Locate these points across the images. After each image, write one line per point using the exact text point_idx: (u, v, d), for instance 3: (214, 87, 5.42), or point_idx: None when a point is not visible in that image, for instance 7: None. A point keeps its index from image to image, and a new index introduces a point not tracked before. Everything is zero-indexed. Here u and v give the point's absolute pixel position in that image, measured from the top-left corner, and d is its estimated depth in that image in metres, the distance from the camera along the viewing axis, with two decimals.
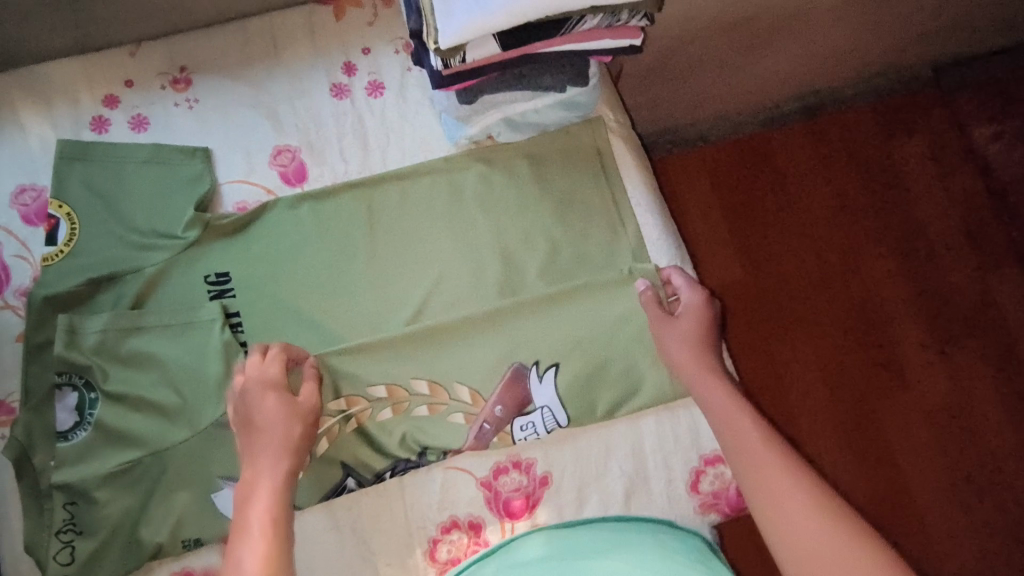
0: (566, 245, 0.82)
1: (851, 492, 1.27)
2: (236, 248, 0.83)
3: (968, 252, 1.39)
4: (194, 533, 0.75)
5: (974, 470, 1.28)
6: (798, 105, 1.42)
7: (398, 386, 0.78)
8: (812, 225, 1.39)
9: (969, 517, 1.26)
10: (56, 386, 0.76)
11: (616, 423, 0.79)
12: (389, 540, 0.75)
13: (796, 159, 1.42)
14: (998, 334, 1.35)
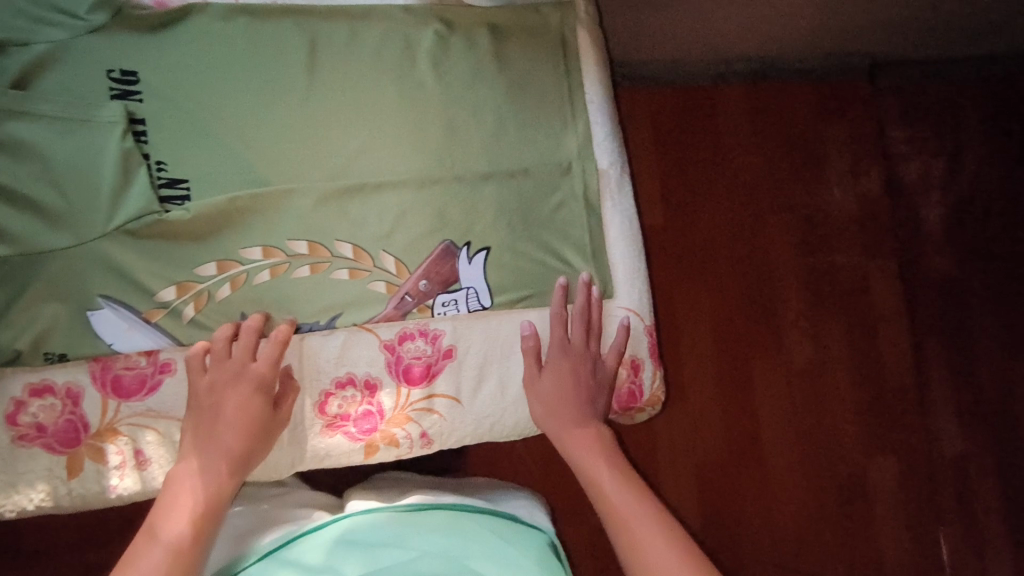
0: (514, 127, 0.80)
1: (714, 457, 1.38)
2: (150, 49, 0.73)
3: (868, 242, 1.47)
4: (60, 346, 0.68)
5: (817, 434, 1.42)
6: (740, 73, 1.44)
7: (320, 244, 0.75)
8: (731, 187, 1.45)
9: (809, 485, 1.41)
10: None
11: (528, 312, 0.77)
12: None
13: (731, 127, 1.45)
14: (866, 319, 1.46)
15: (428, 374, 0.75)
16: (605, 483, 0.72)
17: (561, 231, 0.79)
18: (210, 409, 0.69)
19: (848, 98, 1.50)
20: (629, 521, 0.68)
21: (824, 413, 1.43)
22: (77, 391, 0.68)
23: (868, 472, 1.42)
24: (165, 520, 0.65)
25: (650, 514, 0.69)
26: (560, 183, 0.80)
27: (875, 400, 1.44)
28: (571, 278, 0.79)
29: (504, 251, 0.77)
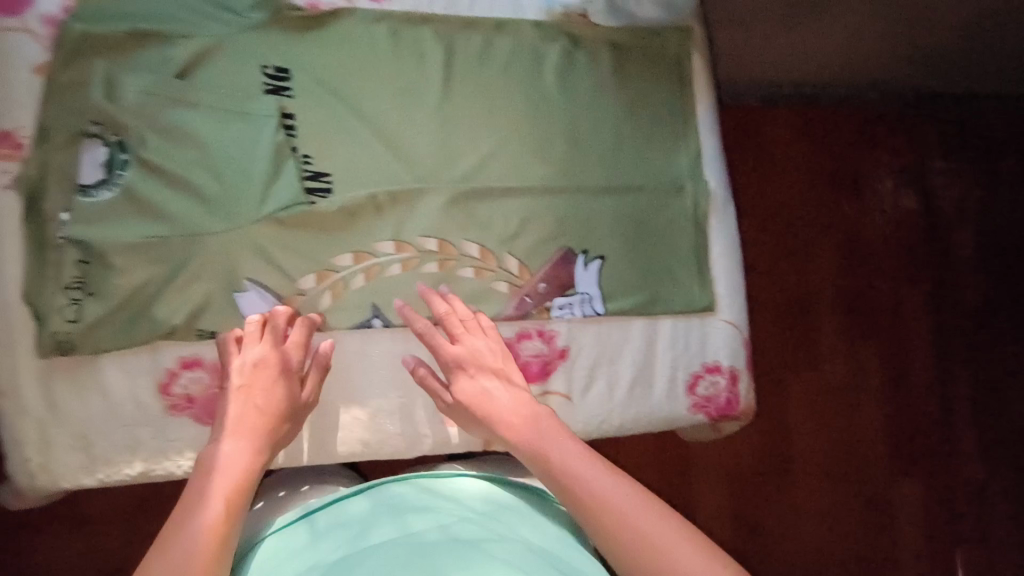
0: (629, 144, 0.85)
1: (746, 475, 1.26)
2: (301, 47, 0.76)
3: (968, 267, 1.35)
4: (210, 325, 0.73)
5: (854, 481, 1.28)
6: (852, 96, 1.30)
7: (449, 243, 0.79)
8: (791, 212, 1.32)
9: (844, 510, 1.28)
10: (88, 135, 0.69)
11: (636, 320, 0.83)
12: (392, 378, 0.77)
13: (835, 148, 1.35)
14: (931, 363, 1.33)
15: (472, 382, 0.72)
16: (589, 479, 0.62)
17: (670, 244, 0.84)
18: (217, 405, 0.67)
19: (965, 129, 1.39)
20: (600, 511, 0.60)
21: (872, 437, 1.30)
22: (223, 366, 0.73)
23: (900, 523, 1.29)
24: (196, 504, 0.58)
25: (621, 484, 0.62)
26: (671, 201, 0.85)
27: (909, 421, 1.31)
28: (676, 290, 0.84)
29: (616, 261, 0.83)
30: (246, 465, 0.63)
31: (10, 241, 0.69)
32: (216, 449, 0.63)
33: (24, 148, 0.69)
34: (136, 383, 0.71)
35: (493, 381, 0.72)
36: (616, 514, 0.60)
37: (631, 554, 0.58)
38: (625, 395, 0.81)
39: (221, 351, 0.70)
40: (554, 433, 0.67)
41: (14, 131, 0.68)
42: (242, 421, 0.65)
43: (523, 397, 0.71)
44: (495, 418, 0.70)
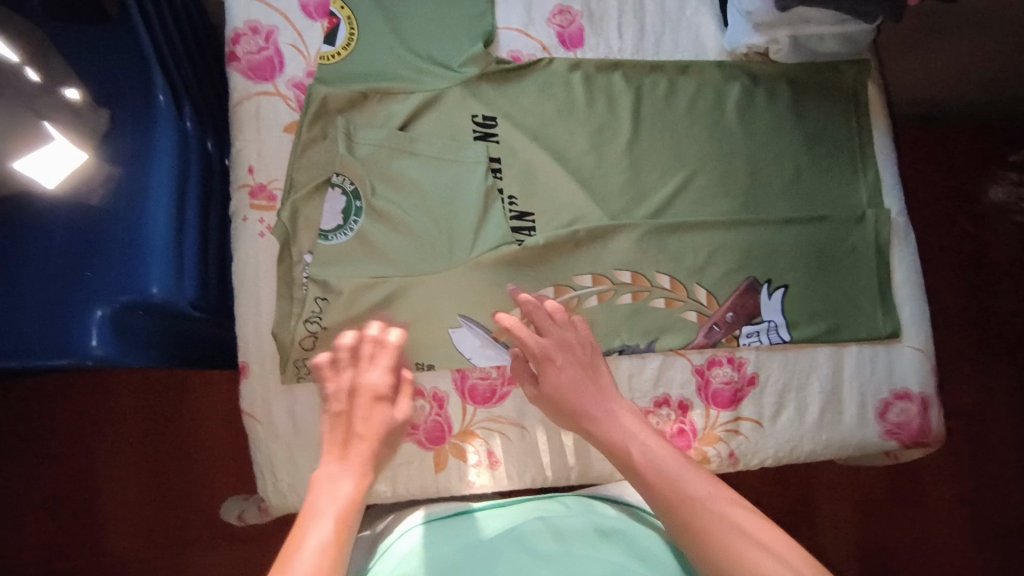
0: (809, 175, 0.87)
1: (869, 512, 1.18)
2: (507, 97, 0.82)
3: None
4: (429, 357, 0.78)
5: (996, 536, 1.18)
6: (976, 113, 1.24)
7: (642, 275, 0.82)
8: (959, 231, 1.25)
9: (975, 547, 1.18)
10: (329, 184, 0.77)
11: (822, 347, 0.85)
12: None
13: (961, 169, 1.27)
14: None
15: (560, 369, 0.72)
16: (678, 474, 0.63)
17: (854, 272, 0.86)
18: None
19: None
20: (677, 502, 0.61)
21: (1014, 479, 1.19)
22: (443, 395, 0.79)
23: None
24: (313, 518, 0.54)
25: (694, 481, 0.62)
26: (853, 230, 0.86)
27: None
28: (861, 318, 0.85)
29: (801, 290, 0.85)
30: (356, 495, 0.58)
31: (261, 281, 0.76)
32: (327, 476, 0.60)
33: (276, 199, 0.77)
34: None
35: (585, 384, 0.72)
36: (696, 509, 0.60)
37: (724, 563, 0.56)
38: (817, 419, 0.83)
39: (375, 386, 0.68)
40: (657, 453, 0.66)
41: (268, 184, 0.77)
42: (373, 458, 0.63)
43: (623, 418, 0.70)
44: (606, 439, 0.69)
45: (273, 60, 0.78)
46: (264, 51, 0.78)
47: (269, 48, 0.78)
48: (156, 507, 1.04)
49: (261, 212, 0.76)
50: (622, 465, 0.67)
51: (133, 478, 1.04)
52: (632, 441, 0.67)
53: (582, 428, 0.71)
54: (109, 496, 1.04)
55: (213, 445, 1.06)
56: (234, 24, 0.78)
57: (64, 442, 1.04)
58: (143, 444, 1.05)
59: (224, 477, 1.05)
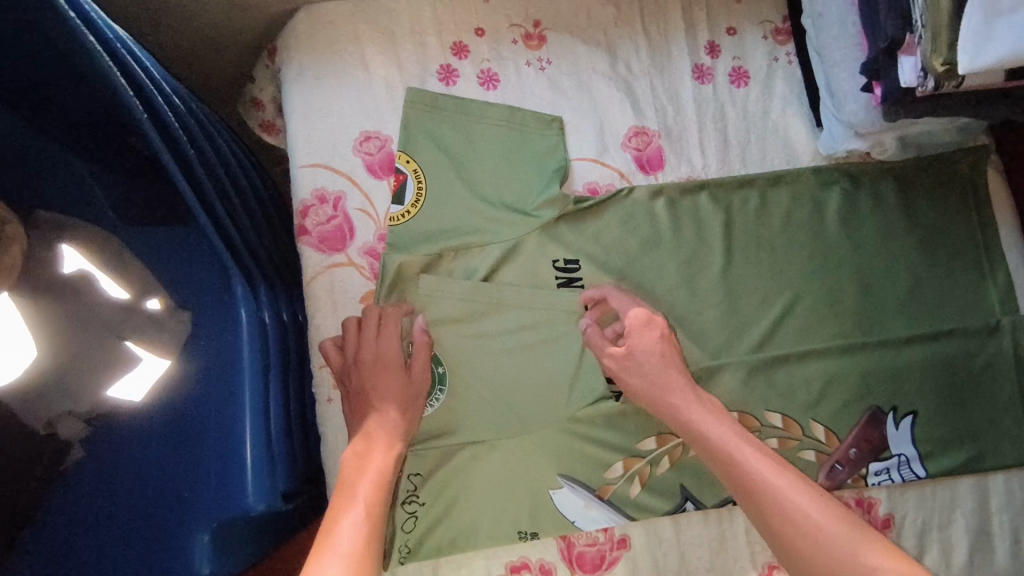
0: (929, 283, 0.78)
1: None
2: (587, 235, 0.77)
3: None
4: (532, 526, 0.73)
5: None
6: None
7: (750, 415, 0.75)
8: None
9: None
10: None
11: (964, 478, 0.76)
12: (708, 559, 0.75)
13: None
14: None
15: (651, 351, 0.71)
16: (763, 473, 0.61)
17: (992, 387, 0.76)
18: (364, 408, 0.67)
19: None
20: (763, 495, 0.60)
21: None
22: (549, 566, 0.73)
23: None
24: (346, 498, 0.59)
25: (795, 492, 0.59)
26: (987, 341, 0.77)
27: None
28: (1006, 441, 0.76)
29: (932, 416, 0.76)
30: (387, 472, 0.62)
31: None
32: (355, 455, 0.63)
33: None
34: None
35: (677, 381, 0.69)
36: (813, 539, 0.56)
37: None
38: (966, 560, 0.74)
39: (379, 354, 0.69)
40: (754, 456, 0.63)
41: None
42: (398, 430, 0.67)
43: (709, 409, 0.68)
44: (692, 433, 0.66)
45: (343, 228, 0.75)
46: (334, 220, 0.75)
47: (338, 216, 0.75)
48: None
49: None
50: (726, 470, 0.63)
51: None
52: (740, 449, 0.63)
53: (675, 423, 0.68)
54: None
55: None
56: (301, 194, 0.75)
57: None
58: None
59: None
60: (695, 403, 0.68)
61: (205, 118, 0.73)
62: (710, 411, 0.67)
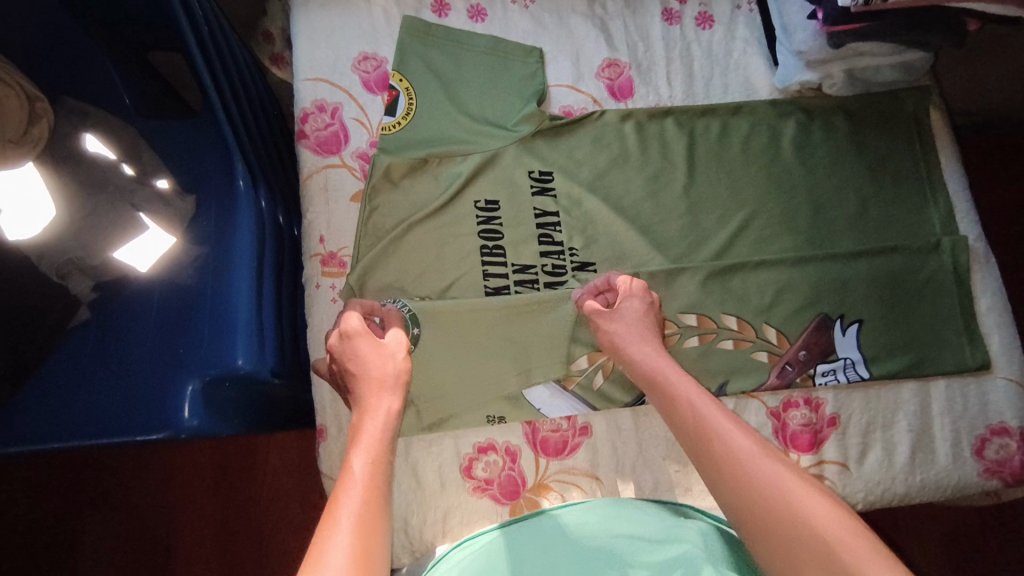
0: (875, 205, 0.85)
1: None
2: (561, 151, 0.84)
3: None
4: (499, 410, 0.79)
5: None
6: None
7: (707, 317, 0.81)
8: None
9: None
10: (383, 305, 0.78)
11: (906, 382, 0.82)
12: (663, 451, 0.80)
13: None
14: None
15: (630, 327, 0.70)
16: (697, 400, 0.58)
17: (930, 299, 0.82)
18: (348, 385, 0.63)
19: None
20: (695, 419, 0.57)
21: None
22: (515, 448, 0.79)
23: None
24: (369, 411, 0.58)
25: (729, 419, 0.56)
26: (928, 259, 0.83)
27: None
28: (946, 350, 0.81)
29: (877, 324, 0.81)
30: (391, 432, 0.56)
31: None
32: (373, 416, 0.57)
33: (346, 265, 0.81)
34: (442, 468, 0.78)
35: (642, 343, 0.69)
36: (738, 467, 0.50)
37: (764, 511, 0.47)
38: (908, 459, 0.79)
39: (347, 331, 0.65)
40: (691, 390, 0.60)
41: (339, 252, 0.81)
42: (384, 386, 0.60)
43: (664, 358, 0.66)
44: (646, 373, 0.65)
45: (339, 134, 0.83)
46: (331, 127, 0.83)
47: (335, 124, 0.83)
48: (232, 548, 1.05)
49: (332, 279, 0.80)
50: (681, 415, 0.58)
51: (204, 526, 1.05)
52: (710, 412, 0.56)
53: (658, 395, 0.63)
54: (182, 535, 1.05)
55: (279, 517, 1.06)
56: (302, 104, 0.83)
57: (124, 506, 1.04)
58: (202, 505, 1.06)
59: (291, 508, 1.06)
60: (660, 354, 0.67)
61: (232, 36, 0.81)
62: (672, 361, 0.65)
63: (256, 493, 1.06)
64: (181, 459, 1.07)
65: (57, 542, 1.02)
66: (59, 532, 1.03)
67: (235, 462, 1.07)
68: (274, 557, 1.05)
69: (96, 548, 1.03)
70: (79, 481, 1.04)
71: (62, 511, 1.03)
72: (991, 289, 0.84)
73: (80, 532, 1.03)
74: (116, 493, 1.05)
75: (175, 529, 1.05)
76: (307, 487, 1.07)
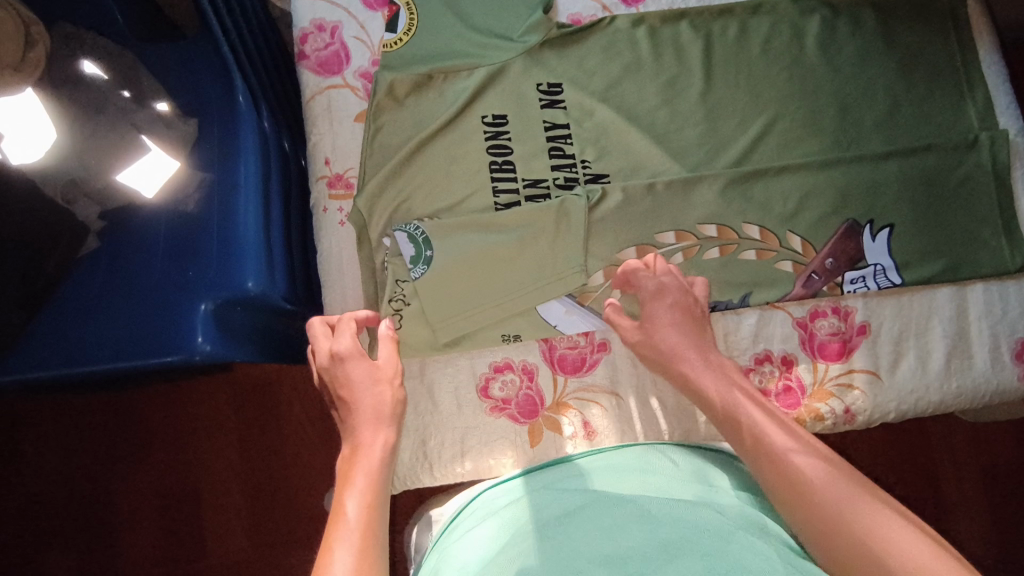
0: (906, 102, 0.80)
1: (1004, 495, 1.05)
2: (570, 60, 0.81)
3: None
4: (515, 328, 0.77)
5: None
6: None
7: (728, 227, 0.78)
8: None
9: None
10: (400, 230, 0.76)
11: (941, 287, 0.78)
12: None
13: None
14: None
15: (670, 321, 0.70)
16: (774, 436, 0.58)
17: (966, 199, 0.78)
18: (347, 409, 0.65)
19: None
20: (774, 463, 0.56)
21: None
22: (532, 367, 0.77)
23: None
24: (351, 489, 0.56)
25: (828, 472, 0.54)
26: (964, 156, 0.78)
27: None
28: (983, 253, 0.77)
29: (910, 228, 0.77)
30: (380, 465, 0.59)
31: (348, 269, 0.78)
32: (368, 447, 0.61)
33: (352, 187, 0.79)
34: (459, 389, 0.77)
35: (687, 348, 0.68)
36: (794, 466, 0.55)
37: (828, 521, 0.50)
38: (942, 367, 0.76)
39: (339, 352, 0.67)
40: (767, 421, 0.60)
41: (345, 173, 0.79)
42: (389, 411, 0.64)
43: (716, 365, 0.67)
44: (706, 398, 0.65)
45: (340, 53, 0.81)
46: (331, 47, 0.81)
47: (336, 43, 0.81)
48: (260, 494, 1.06)
49: (340, 202, 0.79)
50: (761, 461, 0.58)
51: (230, 473, 1.07)
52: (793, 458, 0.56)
53: (726, 425, 0.63)
54: (210, 475, 1.07)
55: (303, 457, 1.07)
56: (301, 24, 0.81)
57: (151, 457, 1.07)
58: (230, 445, 1.07)
59: (314, 453, 1.07)
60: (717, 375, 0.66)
61: None
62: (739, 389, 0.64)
63: (278, 441, 1.07)
64: (207, 401, 1.08)
65: (90, 493, 1.05)
66: (92, 483, 1.06)
67: (259, 402, 1.08)
68: (300, 502, 1.06)
69: (127, 498, 1.06)
70: (105, 434, 1.07)
71: (95, 463, 1.06)
72: None
73: (111, 482, 1.06)
74: (143, 445, 1.07)
75: (204, 470, 1.07)
76: (328, 433, 1.07)
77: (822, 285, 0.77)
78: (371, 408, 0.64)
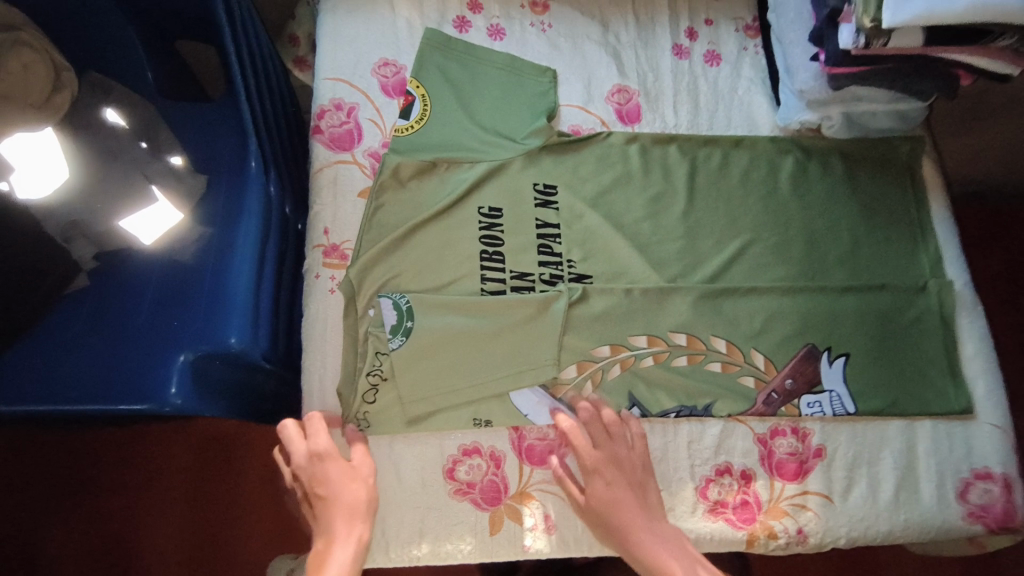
0: (867, 244, 0.87)
1: None
2: (565, 166, 0.87)
3: None
4: (487, 414, 0.78)
5: None
6: None
7: (697, 338, 0.81)
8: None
9: None
10: (386, 303, 0.79)
11: (893, 420, 0.82)
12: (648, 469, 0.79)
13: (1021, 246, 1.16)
14: None
15: (613, 489, 0.70)
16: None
17: (917, 340, 0.84)
18: (320, 507, 0.66)
19: None
20: None
21: None
22: (499, 454, 0.78)
23: None
24: None
25: None
26: (916, 299, 0.85)
27: None
28: (931, 392, 0.82)
29: (864, 360, 0.82)
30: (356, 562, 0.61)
31: (331, 336, 0.79)
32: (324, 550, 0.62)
33: (347, 257, 0.82)
34: (424, 469, 0.76)
35: (626, 498, 0.69)
36: None
37: None
38: (891, 498, 0.79)
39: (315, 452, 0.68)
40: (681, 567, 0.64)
41: (341, 244, 0.82)
42: (361, 504, 0.66)
43: (656, 530, 0.68)
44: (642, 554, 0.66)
45: (353, 132, 0.86)
46: (345, 125, 0.86)
47: (350, 123, 0.86)
48: (195, 564, 1.01)
49: (332, 270, 0.81)
50: None
51: (168, 537, 1.02)
52: None
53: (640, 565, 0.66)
54: (147, 538, 1.01)
55: (249, 525, 1.03)
56: (320, 101, 0.86)
57: (92, 507, 1.02)
58: (173, 507, 1.03)
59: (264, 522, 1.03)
60: (647, 519, 0.68)
61: (256, 29, 0.83)
62: (675, 541, 0.67)
63: (225, 508, 1.03)
64: (156, 454, 1.04)
65: (19, 539, 1.00)
66: (26, 527, 1.01)
67: (212, 464, 1.05)
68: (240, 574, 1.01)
69: (57, 550, 1.00)
70: (49, 476, 1.02)
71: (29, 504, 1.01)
72: (978, 336, 0.85)
73: (45, 530, 1.01)
74: (87, 495, 1.02)
75: (140, 531, 1.02)
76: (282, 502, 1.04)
77: (782, 405, 0.80)
78: (338, 500, 0.66)
